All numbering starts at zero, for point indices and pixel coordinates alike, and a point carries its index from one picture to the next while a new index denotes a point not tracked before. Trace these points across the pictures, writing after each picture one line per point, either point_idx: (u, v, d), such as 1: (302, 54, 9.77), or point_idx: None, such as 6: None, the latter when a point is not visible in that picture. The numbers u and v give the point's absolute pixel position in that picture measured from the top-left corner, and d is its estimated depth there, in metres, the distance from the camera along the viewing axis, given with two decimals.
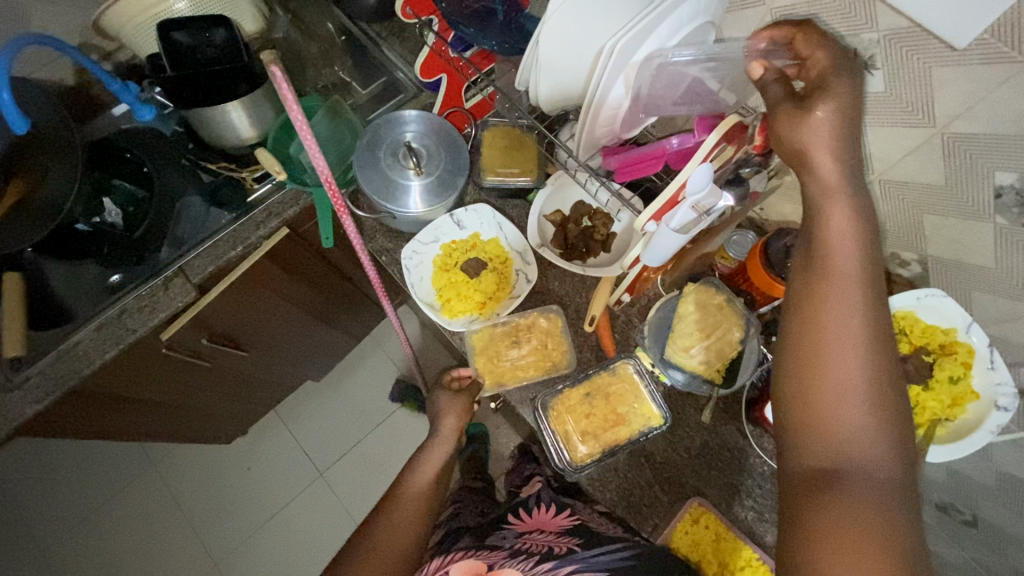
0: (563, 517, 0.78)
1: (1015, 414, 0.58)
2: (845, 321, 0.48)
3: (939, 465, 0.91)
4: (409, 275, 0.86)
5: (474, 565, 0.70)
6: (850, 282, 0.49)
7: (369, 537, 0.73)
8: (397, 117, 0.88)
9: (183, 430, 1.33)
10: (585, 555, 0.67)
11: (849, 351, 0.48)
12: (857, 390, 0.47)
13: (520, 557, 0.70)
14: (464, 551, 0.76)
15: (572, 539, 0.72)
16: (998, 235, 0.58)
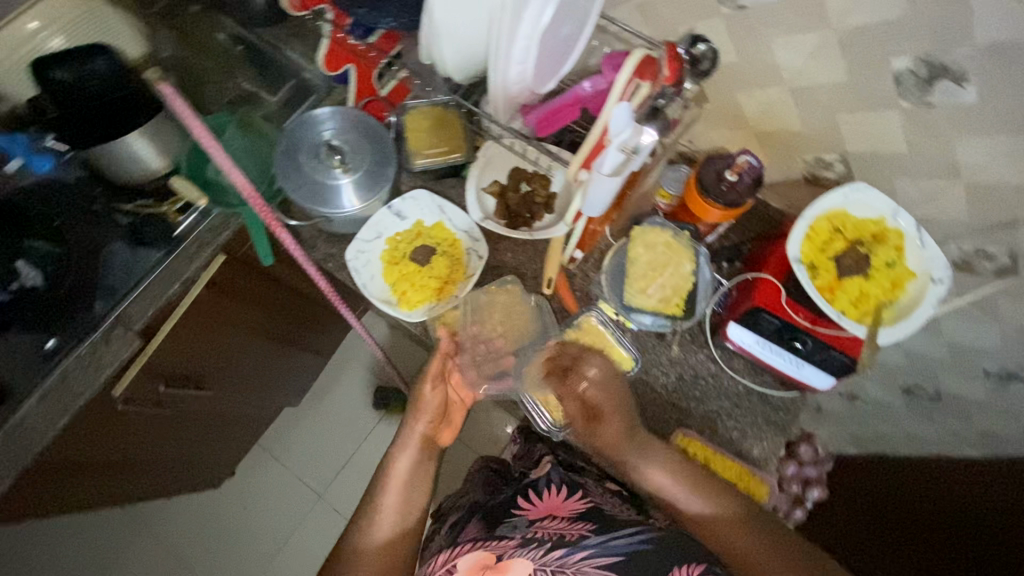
0: (575, 500, 0.80)
1: (948, 284, 0.62)
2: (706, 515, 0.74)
3: (897, 350, 0.97)
4: (359, 276, 0.84)
5: (482, 558, 0.73)
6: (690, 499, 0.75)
7: (359, 550, 0.75)
8: (311, 117, 0.84)
9: (165, 486, 1.28)
10: (598, 540, 0.70)
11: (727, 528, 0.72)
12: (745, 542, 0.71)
13: (529, 546, 0.72)
14: (472, 542, 0.78)
15: (585, 524, 0.74)
16: (905, 119, 0.60)
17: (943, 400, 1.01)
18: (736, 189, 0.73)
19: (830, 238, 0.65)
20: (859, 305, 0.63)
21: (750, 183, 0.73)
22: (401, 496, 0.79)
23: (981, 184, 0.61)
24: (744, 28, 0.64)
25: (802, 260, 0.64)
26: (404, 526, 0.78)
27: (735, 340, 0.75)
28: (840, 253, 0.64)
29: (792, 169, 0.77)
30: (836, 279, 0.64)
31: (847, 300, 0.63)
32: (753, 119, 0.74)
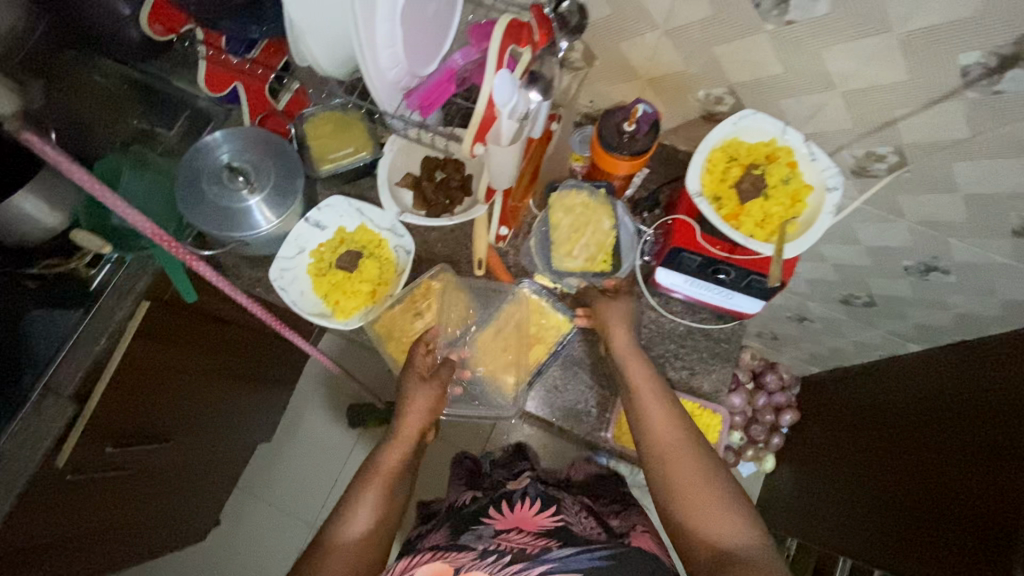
0: (545, 517, 0.76)
1: (843, 190, 0.64)
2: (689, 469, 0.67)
3: (826, 263, 1.02)
4: (287, 294, 0.83)
5: (437, 569, 0.65)
6: (677, 445, 0.69)
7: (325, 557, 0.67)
8: (204, 142, 0.82)
9: (145, 548, 1.24)
10: (562, 554, 0.65)
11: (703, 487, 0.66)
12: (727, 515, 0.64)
13: (489, 558, 0.65)
14: (430, 551, 0.70)
15: (549, 540, 0.69)
16: (774, 41, 0.62)
17: (877, 303, 1.06)
18: (637, 139, 0.74)
19: (727, 167, 0.67)
20: (765, 225, 0.66)
21: (648, 131, 0.74)
22: (380, 493, 0.72)
23: (856, 90, 0.64)
24: None
25: (703, 192, 0.66)
26: (374, 534, 0.70)
27: (667, 282, 0.78)
28: (737, 180, 0.67)
29: (689, 110, 0.79)
30: (738, 205, 0.66)
31: (753, 222, 0.66)
32: (641, 68, 0.76)
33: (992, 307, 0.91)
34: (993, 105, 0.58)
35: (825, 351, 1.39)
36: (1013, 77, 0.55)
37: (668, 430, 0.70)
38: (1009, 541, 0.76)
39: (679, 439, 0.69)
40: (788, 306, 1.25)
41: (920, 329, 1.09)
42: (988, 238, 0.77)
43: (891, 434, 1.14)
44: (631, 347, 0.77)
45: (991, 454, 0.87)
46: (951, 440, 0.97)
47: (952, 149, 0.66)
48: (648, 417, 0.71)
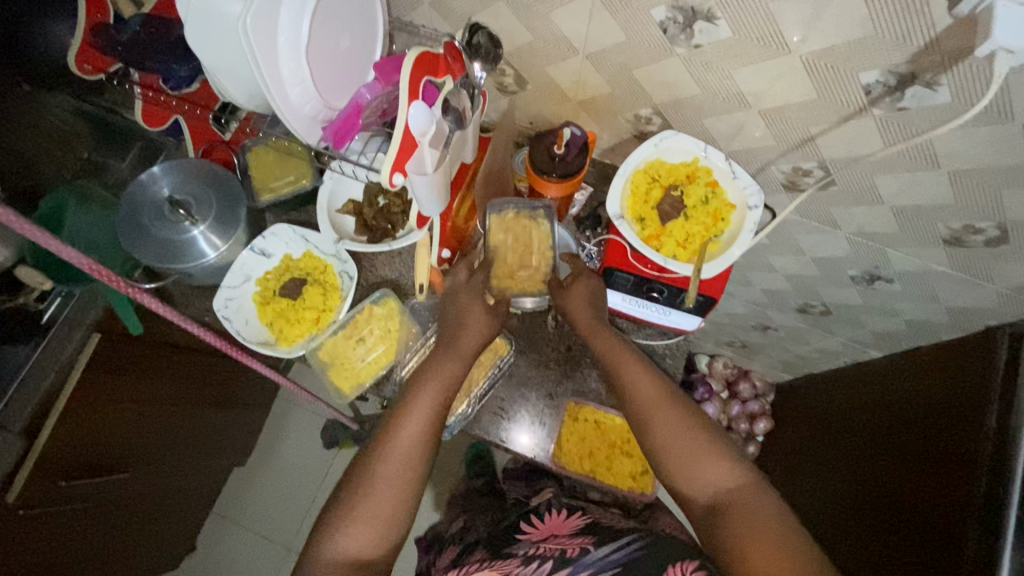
0: (574, 518, 0.76)
1: (763, 208, 0.65)
2: (672, 423, 0.66)
3: (779, 274, 1.02)
4: (231, 323, 0.83)
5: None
6: (660, 402, 0.68)
7: (363, 479, 0.63)
8: (146, 176, 0.83)
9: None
10: (597, 556, 0.63)
11: (689, 438, 0.65)
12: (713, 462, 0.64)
13: (532, 563, 0.66)
14: (478, 563, 0.72)
15: (585, 538, 0.68)
16: (686, 63, 0.63)
17: (833, 312, 1.07)
18: (568, 160, 0.75)
19: (648, 188, 0.68)
20: (687, 245, 0.68)
21: (578, 151, 0.76)
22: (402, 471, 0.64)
23: (771, 109, 0.65)
24: (523, 7, 0.65)
25: (624, 215, 0.67)
26: (414, 461, 0.64)
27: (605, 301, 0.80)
28: (659, 201, 0.69)
29: (622, 130, 0.80)
30: (660, 226, 0.68)
31: (674, 243, 0.68)
32: (570, 90, 0.76)
33: (939, 313, 0.92)
34: (904, 122, 0.59)
35: (793, 358, 1.39)
36: (914, 94, 0.55)
37: (654, 387, 0.69)
38: (957, 528, 0.77)
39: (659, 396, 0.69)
40: (750, 315, 1.25)
41: (877, 335, 1.09)
42: (923, 248, 0.77)
43: (858, 435, 1.13)
44: (598, 322, 0.75)
45: (942, 462, 0.86)
46: (909, 444, 0.96)
47: (872, 163, 0.66)
48: (631, 378, 0.71)
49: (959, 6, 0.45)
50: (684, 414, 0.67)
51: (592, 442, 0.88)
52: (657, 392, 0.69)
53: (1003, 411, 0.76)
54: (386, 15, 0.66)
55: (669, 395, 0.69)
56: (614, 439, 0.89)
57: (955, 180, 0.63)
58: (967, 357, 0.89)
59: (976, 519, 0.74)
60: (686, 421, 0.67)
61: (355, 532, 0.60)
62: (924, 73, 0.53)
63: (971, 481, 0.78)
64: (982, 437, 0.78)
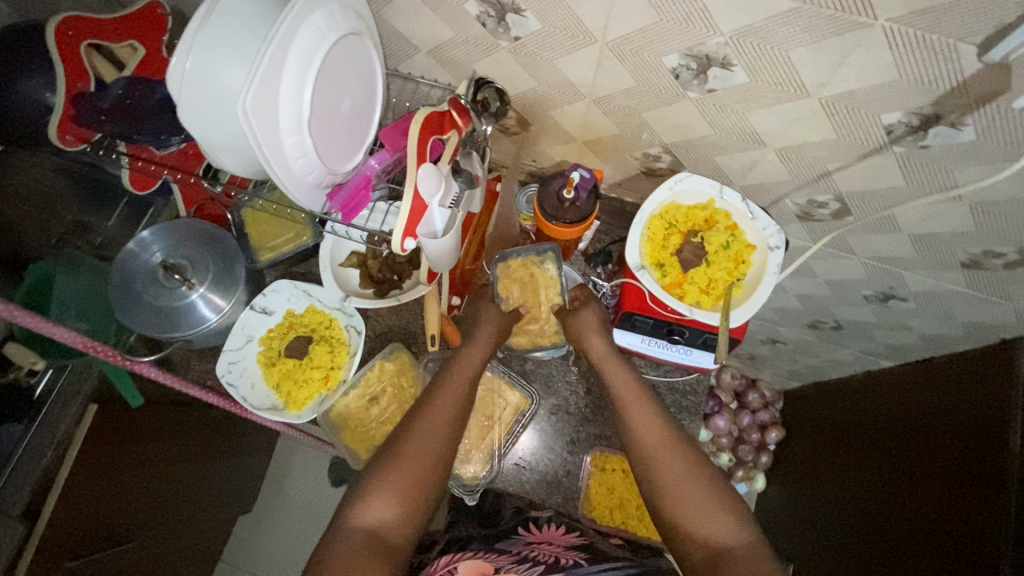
0: (572, 535, 0.72)
1: (786, 247, 0.63)
2: (676, 467, 0.61)
3: (790, 294, 1.01)
4: (236, 389, 0.79)
5: (479, 566, 0.63)
6: (665, 444, 0.63)
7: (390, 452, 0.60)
8: (137, 242, 0.79)
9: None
10: (592, 569, 0.62)
11: (693, 485, 0.60)
12: (712, 513, 0.58)
13: (528, 564, 0.63)
14: (471, 550, 0.68)
15: (580, 554, 0.67)
16: (699, 106, 0.61)
17: (845, 327, 1.06)
18: (577, 206, 0.73)
19: (665, 233, 0.66)
20: (710, 290, 0.66)
21: (587, 196, 0.73)
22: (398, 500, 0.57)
23: (787, 147, 0.63)
24: (528, 56, 0.63)
25: (644, 264, 0.65)
26: (444, 440, 0.62)
27: (622, 343, 0.76)
28: (678, 247, 0.66)
29: (629, 167, 0.79)
30: (681, 273, 0.66)
31: (698, 290, 0.65)
32: (576, 132, 0.74)
33: (953, 328, 0.91)
34: (924, 158, 0.57)
35: (802, 367, 1.38)
36: (938, 134, 0.54)
37: (659, 429, 0.64)
38: (987, 548, 0.78)
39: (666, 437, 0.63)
40: (760, 330, 1.24)
41: (890, 347, 1.08)
42: (940, 271, 0.76)
43: (870, 452, 1.13)
44: (611, 351, 0.71)
45: (965, 480, 0.86)
46: (926, 463, 0.96)
47: (890, 195, 0.65)
48: (636, 417, 0.66)
49: (989, 53, 0.44)
50: (691, 459, 0.62)
51: (624, 496, 0.82)
52: (665, 430, 0.64)
53: None
54: (384, 68, 0.63)
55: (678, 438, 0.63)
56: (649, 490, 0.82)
57: (976, 211, 0.62)
58: (980, 375, 0.90)
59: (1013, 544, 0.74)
60: (690, 466, 0.61)
61: (379, 504, 0.56)
62: (949, 115, 0.51)
63: (1001, 498, 0.79)
64: (1009, 456, 0.79)
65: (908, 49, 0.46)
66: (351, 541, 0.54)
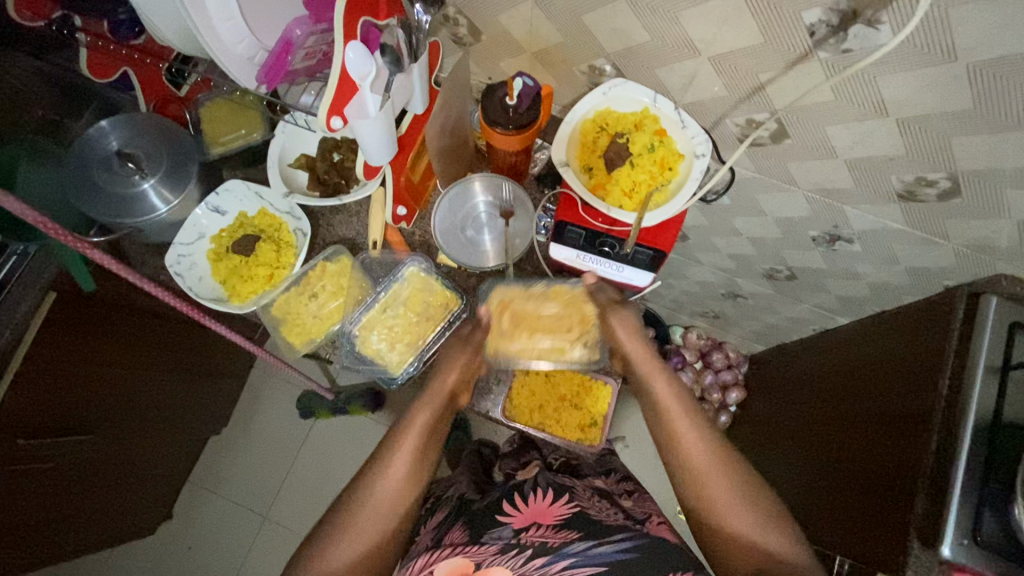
0: (562, 505, 0.73)
1: (710, 156, 0.67)
2: (689, 432, 0.69)
3: (743, 240, 1.02)
4: (182, 279, 0.82)
5: (461, 564, 0.65)
6: (679, 413, 0.70)
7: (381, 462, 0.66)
8: (95, 130, 0.82)
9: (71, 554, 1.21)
10: (582, 547, 0.63)
11: (698, 444, 0.68)
12: (716, 468, 0.67)
13: (509, 552, 0.65)
14: (451, 546, 0.69)
15: (570, 532, 0.66)
16: (631, 6, 0.62)
17: (798, 277, 1.07)
18: (520, 113, 0.74)
19: (594, 135, 0.70)
20: (633, 194, 0.71)
21: (530, 104, 0.73)
22: (390, 495, 0.65)
23: (719, 55, 0.63)
24: None
25: (570, 162, 0.70)
26: (428, 449, 0.69)
27: (558, 257, 0.76)
28: (607, 149, 0.71)
29: (578, 84, 0.79)
30: (606, 175, 0.71)
31: (619, 191, 0.71)
32: (524, 41, 0.75)
33: (898, 275, 0.92)
34: (846, 65, 0.58)
35: (764, 328, 1.39)
36: (857, 35, 0.54)
37: (675, 398, 0.71)
38: (907, 493, 0.79)
39: (679, 407, 0.70)
40: (720, 283, 1.25)
41: (843, 301, 1.09)
42: (878, 205, 0.77)
43: (819, 404, 1.14)
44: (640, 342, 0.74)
45: (896, 424, 0.87)
46: (869, 414, 0.97)
47: (821, 112, 0.65)
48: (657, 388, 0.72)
49: None
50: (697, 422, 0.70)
51: (543, 398, 0.87)
52: (675, 395, 0.71)
53: (955, 373, 0.77)
54: None
55: (687, 405, 0.71)
56: (567, 394, 0.88)
57: (903, 130, 0.63)
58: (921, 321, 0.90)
59: (924, 498, 0.75)
60: (698, 428, 0.69)
61: (368, 518, 0.63)
62: (865, 11, 0.52)
63: (920, 439, 0.80)
64: (934, 399, 0.79)
65: None
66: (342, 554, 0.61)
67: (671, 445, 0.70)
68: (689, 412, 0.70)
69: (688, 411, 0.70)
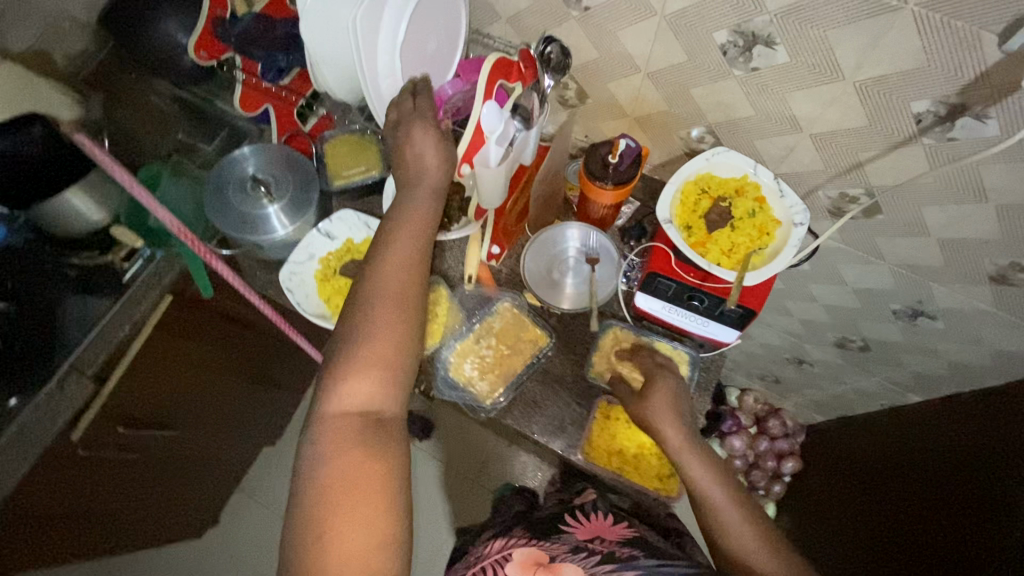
0: (622, 527, 0.74)
1: (808, 226, 0.72)
2: (723, 505, 0.67)
3: (818, 306, 1.03)
4: (292, 295, 0.90)
5: (535, 555, 0.67)
6: (712, 486, 0.68)
7: (375, 287, 0.60)
8: (236, 155, 0.92)
9: (137, 543, 1.27)
10: (649, 564, 0.63)
11: (734, 518, 0.66)
12: (758, 548, 0.64)
13: (581, 552, 0.66)
14: (523, 537, 0.73)
15: (634, 548, 0.67)
16: (742, 84, 0.68)
17: (872, 349, 1.06)
18: (619, 170, 0.80)
19: (697, 196, 0.75)
20: (732, 254, 0.74)
21: (631, 163, 0.80)
22: (384, 360, 0.57)
23: (821, 133, 0.68)
24: (593, 26, 0.71)
25: (673, 220, 0.74)
26: (415, 288, 0.61)
27: (644, 307, 0.79)
28: (707, 211, 0.76)
29: (673, 148, 0.85)
30: (706, 234, 0.75)
31: (718, 250, 0.74)
32: (629, 106, 0.82)
33: (982, 356, 0.91)
34: (951, 151, 0.61)
35: (827, 399, 1.36)
36: (964, 126, 0.58)
37: (707, 471, 0.69)
38: None
39: (713, 480, 0.68)
40: (785, 347, 1.25)
41: (916, 377, 1.08)
42: (969, 285, 0.78)
43: (913, 496, 1.04)
44: (687, 437, 0.71)
45: (995, 547, 0.78)
46: (950, 521, 0.91)
47: (919, 192, 0.68)
48: (691, 463, 0.70)
49: (1009, 41, 0.49)
50: (732, 495, 0.67)
51: (623, 443, 0.83)
52: (709, 469, 0.69)
53: None
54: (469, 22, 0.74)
55: (722, 478, 0.69)
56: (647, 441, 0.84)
57: (1002, 215, 0.65)
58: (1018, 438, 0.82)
59: None
60: (731, 499, 0.67)
61: (361, 376, 0.56)
62: (974, 106, 0.56)
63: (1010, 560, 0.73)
64: None
65: (935, 35, 0.52)
66: (355, 389, 0.56)
67: (707, 519, 0.67)
68: (724, 484, 0.68)
69: (723, 483, 0.68)
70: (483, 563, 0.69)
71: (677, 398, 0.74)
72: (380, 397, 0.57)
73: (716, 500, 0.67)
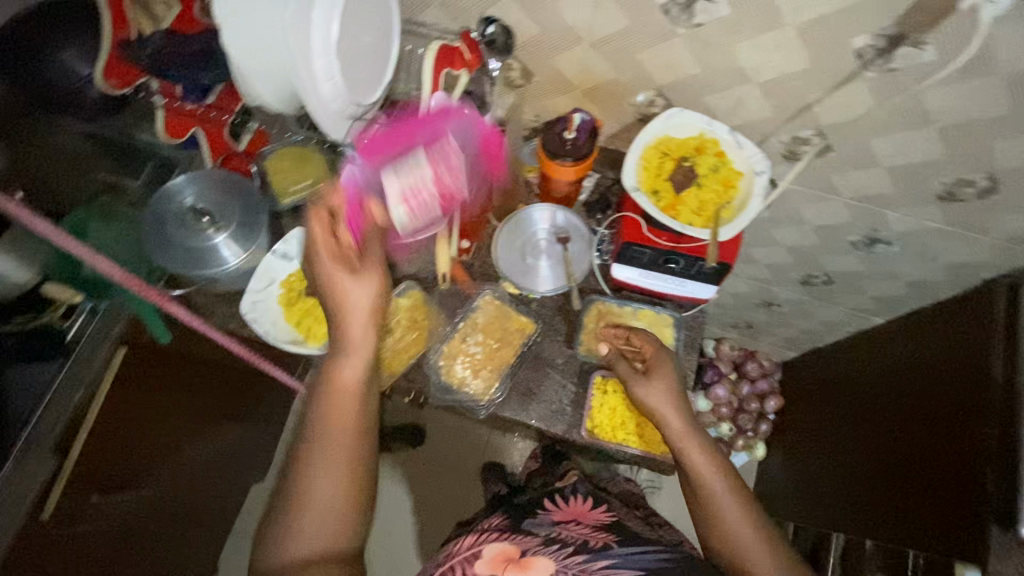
0: (599, 511, 0.75)
1: (768, 173, 0.75)
2: (722, 493, 0.68)
3: (782, 249, 1.06)
4: (259, 325, 0.86)
5: (505, 551, 0.65)
6: (713, 473, 0.69)
7: (331, 387, 0.66)
8: (170, 187, 0.85)
9: None
10: (622, 552, 0.64)
11: (731, 505, 0.68)
12: (751, 530, 0.67)
13: (553, 545, 0.65)
14: (493, 531, 0.71)
15: (609, 535, 0.68)
16: (687, 43, 0.67)
17: (835, 281, 1.11)
18: (578, 145, 0.78)
19: (660, 160, 0.76)
20: (702, 212, 0.76)
21: (588, 137, 0.79)
22: (344, 455, 0.64)
23: (769, 81, 0.69)
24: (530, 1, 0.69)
25: (640, 188, 0.76)
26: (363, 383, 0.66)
27: (621, 276, 0.82)
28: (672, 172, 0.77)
29: (625, 115, 0.85)
30: (675, 196, 0.76)
31: (690, 211, 0.76)
32: (576, 79, 0.80)
33: (936, 271, 0.96)
34: (892, 81, 0.63)
35: (798, 335, 1.42)
36: (903, 55, 0.60)
37: (704, 457, 0.70)
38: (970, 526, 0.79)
39: (713, 467, 0.70)
40: (754, 293, 1.29)
41: (878, 301, 1.13)
42: (919, 207, 0.81)
43: (874, 407, 1.11)
44: (687, 425, 0.72)
45: (958, 450, 0.86)
46: (903, 434, 1.00)
47: (866, 125, 0.70)
48: (691, 449, 0.71)
49: None
50: (730, 479, 0.69)
51: (624, 414, 0.83)
52: (708, 455, 0.70)
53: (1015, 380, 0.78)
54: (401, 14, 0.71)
55: (720, 462, 0.70)
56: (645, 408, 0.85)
57: (944, 136, 0.68)
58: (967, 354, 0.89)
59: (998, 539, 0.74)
60: (729, 484, 0.69)
61: (325, 472, 0.63)
62: (912, 34, 0.58)
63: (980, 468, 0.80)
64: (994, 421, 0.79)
65: None
66: (322, 489, 0.63)
67: (704, 506, 0.69)
68: (722, 469, 0.70)
69: (721, 468, 0.70)
70: (450, 561, 0.65)
71: (673, 384, 0.73)
72: (344, 487, 0.64)
73: (714, 488, 0.69)
